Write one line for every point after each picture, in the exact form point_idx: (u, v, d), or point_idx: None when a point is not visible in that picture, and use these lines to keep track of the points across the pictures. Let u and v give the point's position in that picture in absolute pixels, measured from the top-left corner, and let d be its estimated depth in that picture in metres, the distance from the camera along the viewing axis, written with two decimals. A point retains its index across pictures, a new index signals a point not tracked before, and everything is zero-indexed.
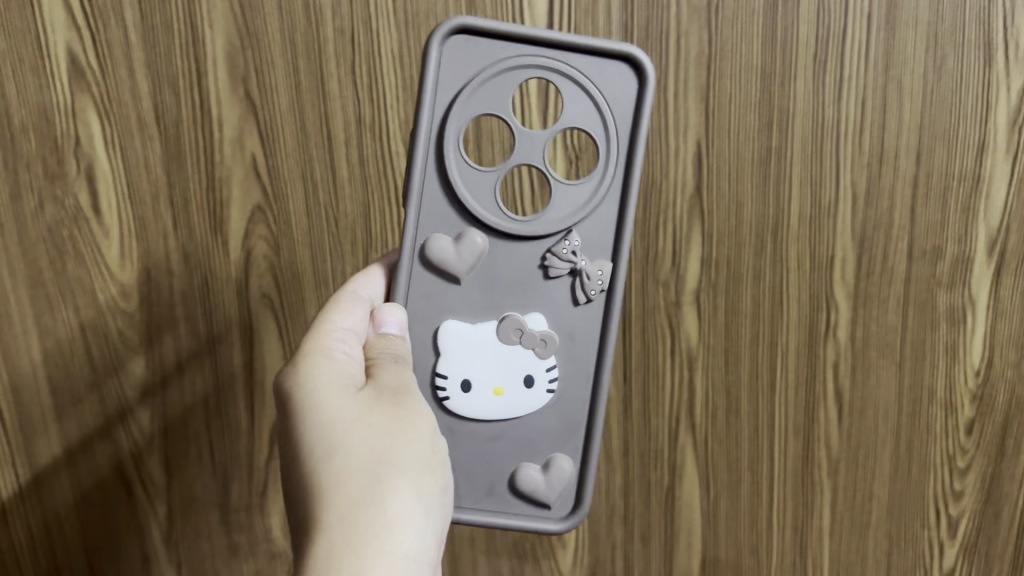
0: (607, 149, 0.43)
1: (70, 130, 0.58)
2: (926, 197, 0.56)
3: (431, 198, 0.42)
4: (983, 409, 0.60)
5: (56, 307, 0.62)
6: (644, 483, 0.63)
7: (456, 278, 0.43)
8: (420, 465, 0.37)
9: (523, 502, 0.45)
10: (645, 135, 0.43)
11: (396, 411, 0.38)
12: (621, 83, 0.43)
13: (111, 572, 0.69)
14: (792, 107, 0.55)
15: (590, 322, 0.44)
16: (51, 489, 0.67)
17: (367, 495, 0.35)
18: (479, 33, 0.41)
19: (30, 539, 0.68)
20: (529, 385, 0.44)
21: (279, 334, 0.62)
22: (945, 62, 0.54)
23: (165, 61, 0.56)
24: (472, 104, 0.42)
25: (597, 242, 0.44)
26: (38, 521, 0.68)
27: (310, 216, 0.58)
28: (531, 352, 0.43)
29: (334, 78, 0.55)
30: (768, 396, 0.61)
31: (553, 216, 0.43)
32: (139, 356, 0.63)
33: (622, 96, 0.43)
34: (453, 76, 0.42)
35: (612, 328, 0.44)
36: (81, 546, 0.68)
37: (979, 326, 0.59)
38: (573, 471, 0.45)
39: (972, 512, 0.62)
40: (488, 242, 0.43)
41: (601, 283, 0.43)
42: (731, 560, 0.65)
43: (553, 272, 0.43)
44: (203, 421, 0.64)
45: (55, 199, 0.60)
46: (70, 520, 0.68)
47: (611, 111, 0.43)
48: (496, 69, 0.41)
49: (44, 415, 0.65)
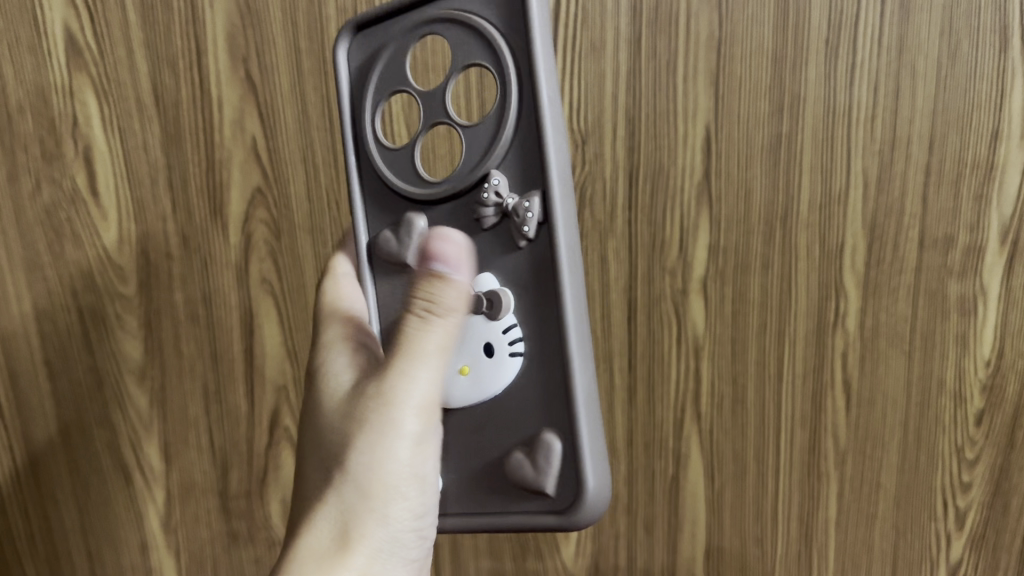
0: (503, 75, 0.37)
1: (68, 111, 0.57)
2: (939, 185, 0.54)
3: (376, 191, 0.43)
4: (992, 401, 0.58)
5: (54, 291, 0.62)
6: (649, 471, 0.64)
7: (401, 260, 0.41)
8: (400, 482, 0.38)
9: (523, 496, 0.39)
10: (538, 38, 0.36)
11: (388, 416, 0.37)
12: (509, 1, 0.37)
13: (110, 559, 0.68)
14: (804, 91, 0.54)
15: (540, 267, 0.38)
16: (49, 473, 0.66)
17: (340, 526, 0.37)
18: (371, 23, 0.42)
19: (28, 524, 0.68)
20: (489, 354, 0.39)
21: (280, 319, 0.60)
22: (959, 46, 0.52)
23: (164, 41, 0.55)
24: (379, 87, 0.42)
25: (527, 173, 0.38)
26: (35, 505, 0.67)
27: (311, 199, 0.57)
28: (481, 316, 0.39)
29: (336, 57, 0.53)
30: (775, 385, 0.60)
31: (470, 167, 0.39)
32: (137, 340, 0.62)
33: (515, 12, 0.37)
34: (360, 70, 0.43)
35: (557, 265, 0.36)
36: (80, 532, 0.68)
37: (990, 316, 0.56)
38: (565, 447, 0.37)
39: (981, 505, 0.60)
40: (426, 217, 0.41)
41: (529, 217, 0.37)
42: (736, 550, 0.65)
43: (485, 222, 0.39)
44: (203, 406, 0.63)
45: (53, 180, 0.59)
46: (68, 506, 0.67)
47: (498, 30, 0.37)
48: (393, 42, 0.41)
49: (42, 398, 0.65)
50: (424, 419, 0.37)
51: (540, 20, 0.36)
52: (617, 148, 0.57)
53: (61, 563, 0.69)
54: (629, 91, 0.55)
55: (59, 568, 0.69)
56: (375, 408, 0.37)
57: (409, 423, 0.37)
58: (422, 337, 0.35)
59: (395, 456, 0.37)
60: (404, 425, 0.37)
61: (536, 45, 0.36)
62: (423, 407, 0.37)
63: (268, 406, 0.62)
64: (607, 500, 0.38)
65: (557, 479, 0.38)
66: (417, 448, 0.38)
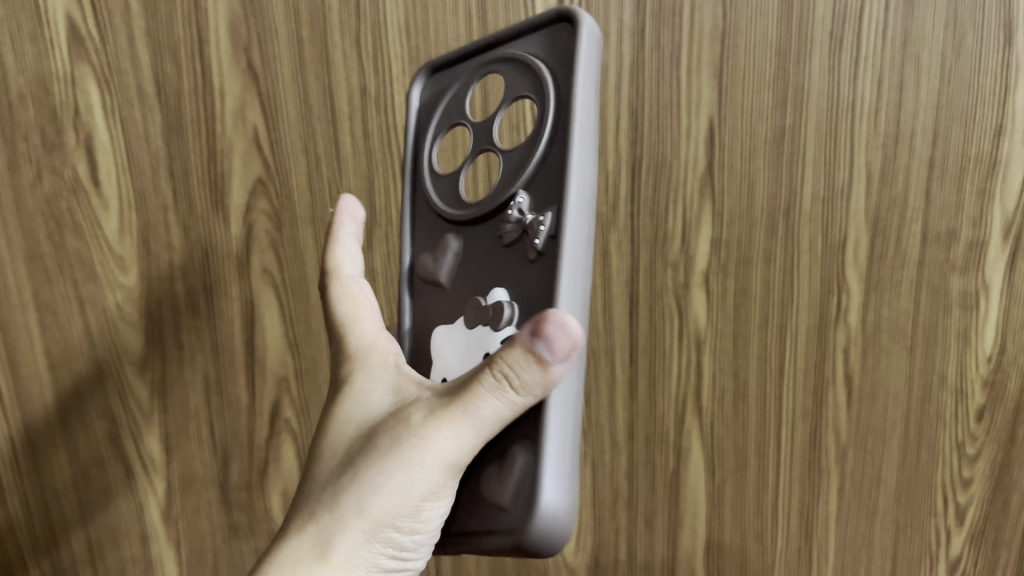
0: (544, 100, 0.37)
1: (69, 99, 0.57)
2: (942, 179, 0.54)
3: (424, 217, 0.45)
4: (994, 397, 0.58)
5: (54, 281, 0.61)
6: (650, 466, 0.64)
7: (437, 280, 0.43)
8: (398, 521, 0.36)
9: (488, 509, 0.37)
10: (581, 73, 0.35)
11: (419, 455, 0.35)
12: (563, 39, 0.37)
13: (110, 551, 0.68)
14: (807, 84, 0.53)
15: (542, 282, 0.36)
16: (50, 464, 0.66)
17: (325, 532, 0.36)
18: (444, 65, 0.46)
19: (28, 515, 0.68)
20: None
21: (281, 310, 0.60)
22: (964, 40, 0.51)
23: (166, 30, 0.55)
24: (441, 122, 0.44)
25: (549, 193, 0.37)
26: (35, 497, 0.67)
27: (313, 191, 0.57)
28: (486, 326, 0.38)
29: (338, 49, 0.54)
30: (776, 380, 0.60)
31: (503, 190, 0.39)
32: (138, 332, 0.62)
33: (566, 50, 0.37)
34: (429, 106, 0.46)
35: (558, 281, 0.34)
36: (81, 523, 0.68)
37: (993, 311, 0.56)
38: (528, 459, 0.36)
39: (982, 500, 0.60)
40: (460, 237, 0.42)
41: (540, 231, 0.36)
42: (735, 544, 0.65)
43: (507, 240, 0.38)
44: (204, 398, 0.63)
45: (53, 170, 0.58)
46: (69, 496, 0.67)
47: (551, 69, 0.38)
48: (460, 81, 0.44)
49: (42, 389, 0.64)
50: (449, 471, 0.36)
51: (587, 58, 0.36)
52: (620, 140, 0.57)
53: (62, 556, 0.68)
54: (632, 84, 0.55)
55: (59, 560, 0.69)
56: (408, 442, 0.36)
57: (431, 467, 0.35)
58: (484, 396, 0.34)
59: (410, 494, 0.36)
60: (429, 471, 0.36)
61: (579, 69, 0.36)
62: (453, 460, 0.36)
63: (270, 397, 0.63)
64: (564, 523, 0.35)
65: (514, 492, 0.36)
66: (433, 494, 0.36)
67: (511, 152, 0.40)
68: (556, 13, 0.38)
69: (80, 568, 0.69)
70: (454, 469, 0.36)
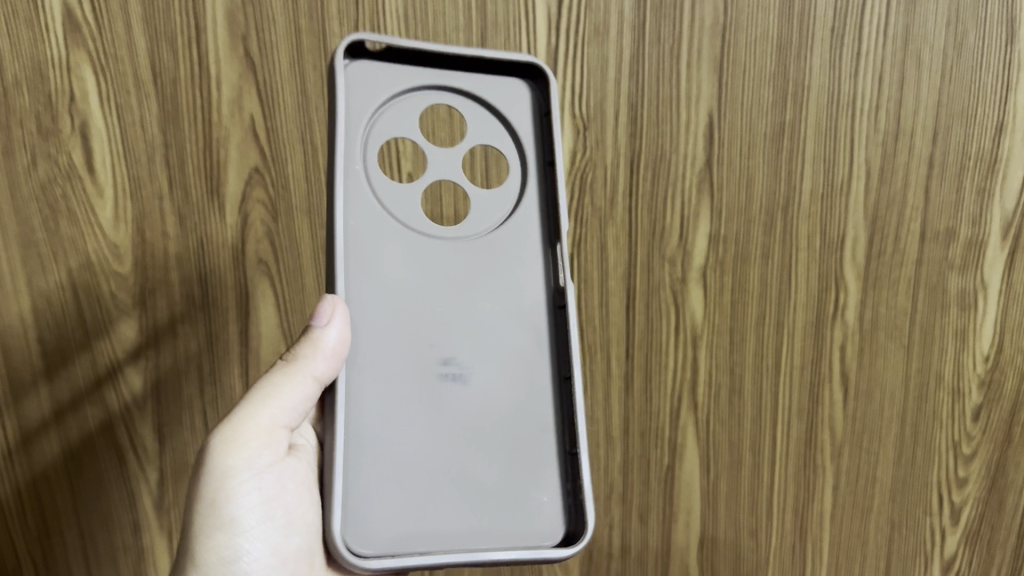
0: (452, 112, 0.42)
1: (65, 85, 0.54)
2: (941, 176, 0.57)
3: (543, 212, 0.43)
4: (991, 396, 0.61)
5: (48, 268, 0.57)
6: (644, 462, 0.60)
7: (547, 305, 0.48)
8: (216, 515, 0.37)
9: (565, 486, 0.40)
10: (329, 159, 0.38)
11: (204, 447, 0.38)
12: (378, 67, 0.40)
13: (101, 554, 0.63)
14: (809, 80, 0.54)
15: (536, 266, 0.42)
16: (43, 468, 0.60)
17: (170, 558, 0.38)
18: (492, 118, 0.43)
19: (24, 528, 0.61)
20: (559, 356, 0.41)
21: (277, 301, 0.60)
22: (965, 38, 0.54)
23: (163, 18, 0.54)
24: (523, 122, 0.43)
25: (527, 193, 0.43)
26: (32, 507, 0.61)
27: (309, 180, 0.57)
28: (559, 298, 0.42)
29: (336, 38, 0.55)
30: (773, 376, 0.60)
31: (539, 160, 0.43)
32: (132, 318, 0.59)
33: (379, 78, 0.40)
34: (506, 141, 0.43)
35: (530, 276, 0.41)
36: (77, 537, 0.62)
37: (990, 310, 0.60)
38: (483, 429, 0.39)
39: (975, 500, 0.62)
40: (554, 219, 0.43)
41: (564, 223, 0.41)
42: (730, 542, 0.62)
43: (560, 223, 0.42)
44: (197, 385, 0.61)
45: (48, 156, 0.55)
46: (63, 501, 0.61)
47: (375, 111, 0.40)
48: (522, 79, 0.44)
49: (42, 412, 0.59)
50: (261, 443, 0.38)
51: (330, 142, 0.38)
52: (619, 133, 0.54)
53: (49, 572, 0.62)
54: (632, 75, 0.54)
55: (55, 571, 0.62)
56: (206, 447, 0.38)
57: (226, 452, 0.37)
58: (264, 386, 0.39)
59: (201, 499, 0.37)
60: (231, 454, 0.37)
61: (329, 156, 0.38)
62: (248, 456, 0.38)
63: None
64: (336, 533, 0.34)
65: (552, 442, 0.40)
66: (225, 498, 0.37)
67: (535, 136, 0.43)
68: (352, 68, 0.39)
69: None
70: (249, 448, 0.38)
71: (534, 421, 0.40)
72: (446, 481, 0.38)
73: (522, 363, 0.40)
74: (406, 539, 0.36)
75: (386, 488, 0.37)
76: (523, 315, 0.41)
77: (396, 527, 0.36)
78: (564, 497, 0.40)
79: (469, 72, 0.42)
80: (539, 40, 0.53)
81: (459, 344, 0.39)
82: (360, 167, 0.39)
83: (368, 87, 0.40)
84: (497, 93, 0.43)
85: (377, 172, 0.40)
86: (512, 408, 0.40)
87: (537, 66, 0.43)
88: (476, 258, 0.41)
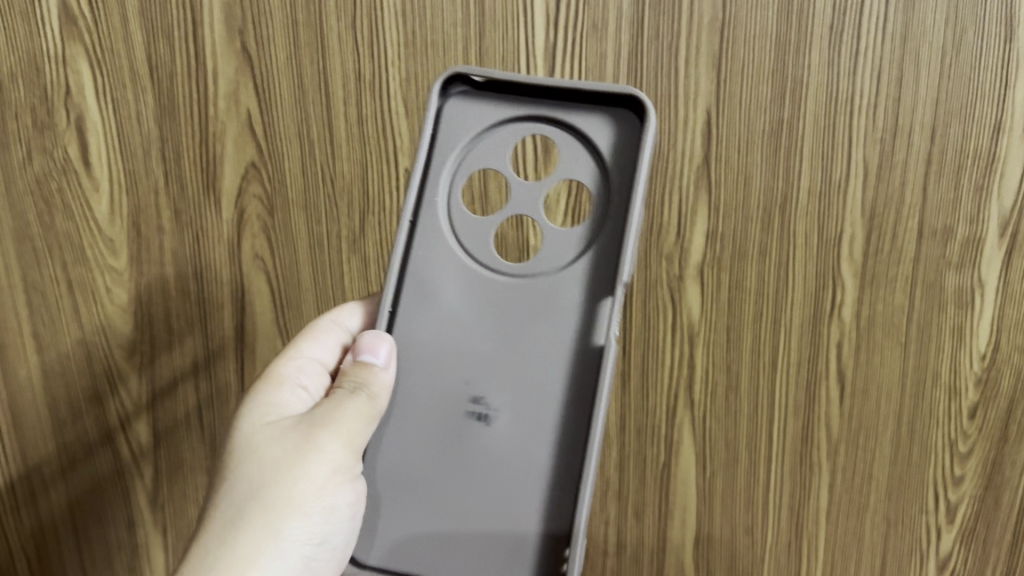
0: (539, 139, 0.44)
1: (60, 80, 0.55)
2: (938, 179, 0.55)
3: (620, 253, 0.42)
4: (987, 395, 0.59)
5: (43, 262, 0.59)
6: (640, 459, 0.63)
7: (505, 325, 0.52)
8: (298, 502, 0.41)
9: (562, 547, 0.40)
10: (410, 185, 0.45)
11: (279, 435, 0.43)
12: (486, 99, 0.45)
13: (96, 541, 0.65)
14: (807, 77, 0.53)
15: (589, 312, 0.42)
16: (37, 449, 0.64)
17: (231, 519, 0.41)
18: (580, 151, 0.44)
19: (17, 506, 0.65)
20: (586, 412, 0.41)
21: (273, 291, 0.58)
22: (964, 36, 0.52)
23: (160, 11, 0.53)
24: (609, 160, 0.43)
25: (602, 233, 0.43)
26: (26, 487, 0.64)
27: (305, 175, 0.56)
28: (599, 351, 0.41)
29: (334, 32, 0.53)
30: (769, 373, 0.60)
31: (620, 201, 0.43)
32: (126, 313, 0.59)
33: (479, 111, 0.45)
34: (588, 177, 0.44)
35: (572, 323, 0.42)
36: (69, 523, 0.65)
37: (987, 308, 0.57)
38: (497, 468, 0.42)
39: (972, 499, 0.61)
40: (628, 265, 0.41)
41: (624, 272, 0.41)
42: (725, 538, 0.65)
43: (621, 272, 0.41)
44: (192, 381, 0.61)
45: (44, 150, 0.56)
46: (56, 486, 0.64)
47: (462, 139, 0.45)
48: (617, 114, 0.43)
49: (35, 396, 0.62)
50: (350, 453, 0.42)
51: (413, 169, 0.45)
52: None
53: (42, 557, 0.66)
54: (630, 74, 0.54)
55: (49, 551, 0.66)
56: (298, 437, 0.42)
57: (325, 452, 0.41)
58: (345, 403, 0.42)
59: (289, 488, 0.41)
60: (325, 458, 0.41)
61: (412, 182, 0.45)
62: (342, 462, 0.42)
63: None
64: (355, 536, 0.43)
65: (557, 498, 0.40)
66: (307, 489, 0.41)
67: (621, 175, 0.43)
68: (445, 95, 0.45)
69: (69, 561, 0.66)
70: (341, 453, 0.42)
71: (542, 477, 0.41)
72: (453, 512, 0.42)
73: (546, 408, 0.41)
74: (409, 557, 0.42)
75: (398, 510, 0.43)
76: (557, 362, 0.42)
77: (395, 536, 0.43)
78: (556, 557, 0.40)
79: (567, 107, 0.44)
80: (537, 37, 0.53)
81: (493, 381, 0.42)
82: (440, 197, 0.45)
83: (462, 116, 0.45)
84: (589, 128, 0.44)
85: (459, 204, 0.45)
86: (529, 453, 0.41)
87: (631, 96, 0.42)
88: (523, 295, 0.43)
